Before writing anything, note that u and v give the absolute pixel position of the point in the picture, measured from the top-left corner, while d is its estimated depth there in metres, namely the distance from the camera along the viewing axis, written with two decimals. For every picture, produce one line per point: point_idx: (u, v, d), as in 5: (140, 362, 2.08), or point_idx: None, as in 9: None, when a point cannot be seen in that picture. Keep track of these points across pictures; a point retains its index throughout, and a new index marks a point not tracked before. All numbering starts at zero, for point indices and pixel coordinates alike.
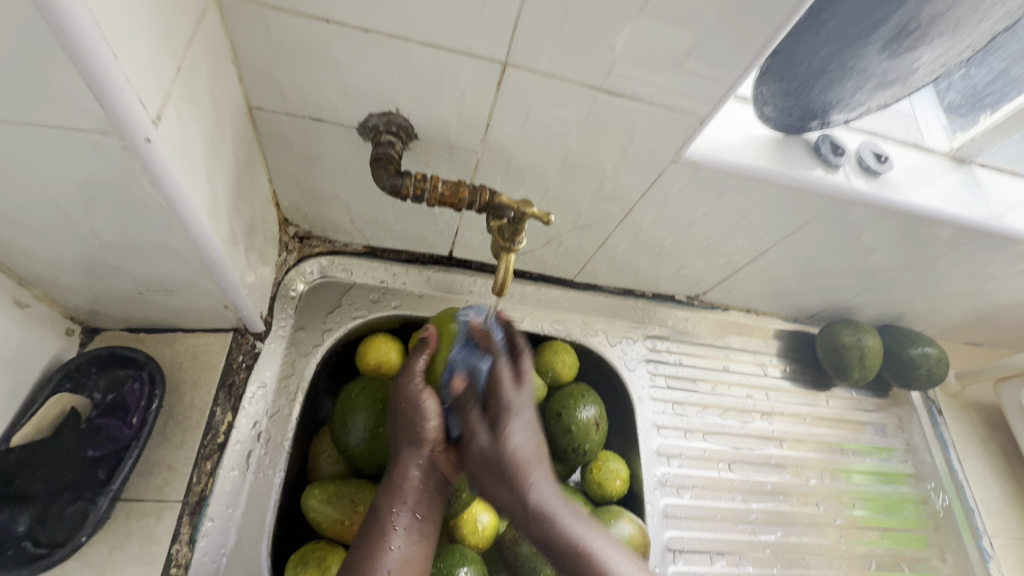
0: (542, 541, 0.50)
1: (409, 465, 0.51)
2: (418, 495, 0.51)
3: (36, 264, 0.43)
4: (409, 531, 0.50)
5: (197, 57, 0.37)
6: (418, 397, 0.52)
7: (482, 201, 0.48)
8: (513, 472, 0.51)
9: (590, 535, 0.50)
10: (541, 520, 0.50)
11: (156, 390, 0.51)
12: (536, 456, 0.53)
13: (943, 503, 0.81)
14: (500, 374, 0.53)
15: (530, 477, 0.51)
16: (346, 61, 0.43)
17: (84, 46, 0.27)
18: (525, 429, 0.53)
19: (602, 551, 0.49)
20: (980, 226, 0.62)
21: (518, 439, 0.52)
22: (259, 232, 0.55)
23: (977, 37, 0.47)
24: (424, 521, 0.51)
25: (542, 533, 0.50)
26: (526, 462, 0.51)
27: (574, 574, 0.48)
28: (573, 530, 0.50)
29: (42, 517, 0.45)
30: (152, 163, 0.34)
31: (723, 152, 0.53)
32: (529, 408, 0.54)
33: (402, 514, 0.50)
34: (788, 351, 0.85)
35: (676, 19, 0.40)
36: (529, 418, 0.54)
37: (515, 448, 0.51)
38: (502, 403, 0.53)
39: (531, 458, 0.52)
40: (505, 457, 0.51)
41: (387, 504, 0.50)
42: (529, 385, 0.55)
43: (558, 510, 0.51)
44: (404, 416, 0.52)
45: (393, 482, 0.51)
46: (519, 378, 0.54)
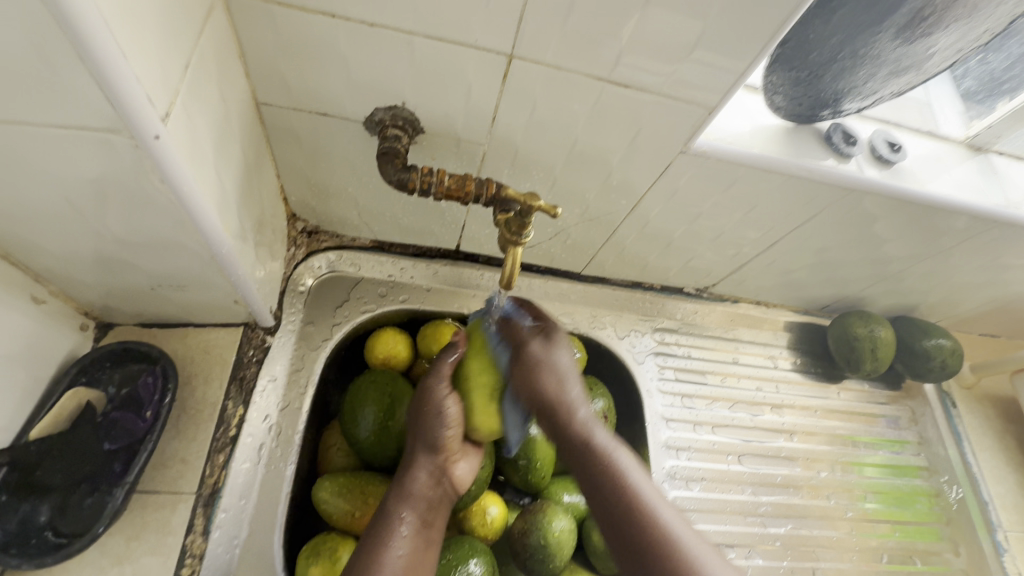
0: (577, 444, 0.50)
1: (420, 470, 0.52)
2: (426, 501, 0.51)
3: (50, 260, 0.44)
4: (415, 536, 0.49)
5: (204, 54, 0.37)
6: (440, 400, 0.54)
7: (489, 195, 0.48)
8: (558, 388, 0.52)
9: (621, 456, 0.49)
10: (579, 432, 0.51)
11: (169, 384, 0.52)
12: (578, 378, 0.54)
13: (956, 496, 0.80)
14: (525, 338, 0.54)
15: (569, 391, 0.52)
16: (351, 54, 0.43)
17: (93, 46, 0.27)
18: (575, 378, 0.53)
19: (633, 474, 0.48)
20: (996, 215, 0.61)
21: (569, 390, 0.52)
22: (268, 227, 0.55)
23: (995, 22, 0.46)
24: (431, 528, 0.51)
25: (575, 435, 0.51)
26: (566, 377, 0.53)
27: (609, 479, 0.47)
28: (606, 448, 0.50)
29: (62, 508, 0.46)
30: (163, 160, 0.34)
31: (732, 142, 0.53)
32: (569, 352, 0.55)
33: (409, 520, 0.49)
34: (799, 343, 0.84)
35: (684, 7, 0.39)
36: (572, 348, 0.56)
37: (559, 363, 0.53)
38: (530, 356, 0.53)
39: (570, 375, 0.53)
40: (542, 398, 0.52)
41: (395, 509, 0.50)
42: (563, 343, 0.55)
43: (604, 440, 0.50)
44: (422, 424, 0.54)
45: (404, 487, 0.51)
46: (555, 329, 0.56)
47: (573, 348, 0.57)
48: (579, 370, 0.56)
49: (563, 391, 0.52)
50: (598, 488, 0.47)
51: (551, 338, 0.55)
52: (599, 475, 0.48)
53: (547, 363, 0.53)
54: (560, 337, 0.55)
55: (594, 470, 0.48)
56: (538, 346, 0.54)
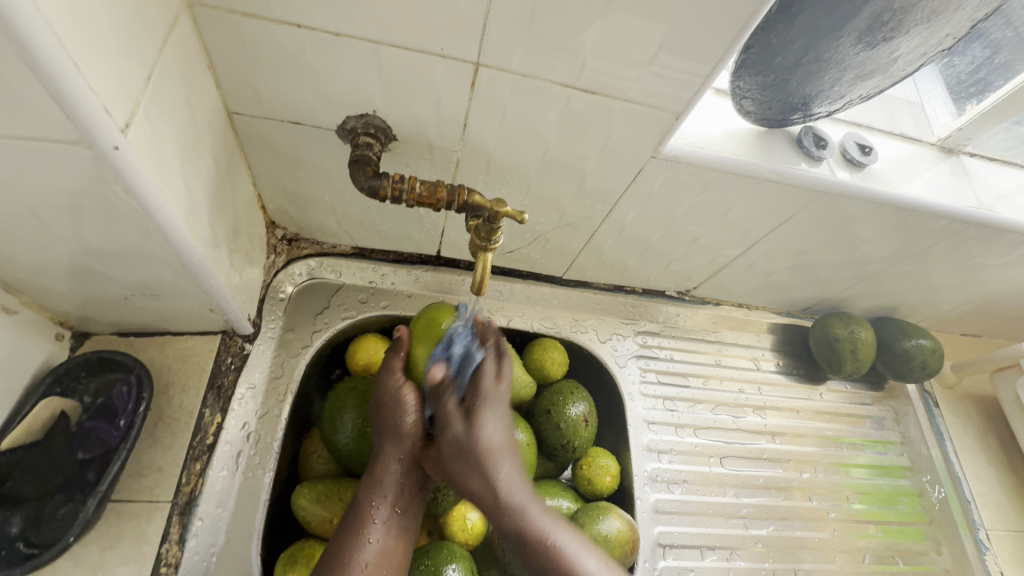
0: (514, 534, 0.52)
1: (390, 459, 0.54)
2: (396, 489, 0.53)
3: (22, 270, 0.44)
4: (387, 525, 0.52)
5: (168, 64, 0.37)
6: (398, 390, 0.54)
7: (461, 201, 0.48)
8: (484, 467, 0.53)
9: (559, 533, 0.52)
10: (506, 512, 0.52)
11: (144, 393, 0.52)
12: (508, 450, 0.55)
13: (939, 496, 0.81)
14: (450, 419, 0.55)
15: (497, 469, 0.53)
16: (318, 63, 0.44)
17: (42, 59, 0.27)
18: (506, 459, 0.54)
19: (544, 525, 0.52)
20: (968, 216, 0.61)
21: (495, 474, 0.53)
22: (244, 235, 0.56)
23: (956, 26, 0.47)
24: (404, 514, 0.53)
25: (511, 523, 0.52)
26: (496, 456, 0.53)
27: (545, 563, 0.50)
28: (543, 526, 0.52)
29: (35, 519, 0.46)
30: (124, 170, 0.34)
31: (703, 146, 0.53)
32: (497, 422, 0.55)
33: (381, 508, 0.52)
34: (782, 344, 0.85)
35: (645, 15, 0.40)
36: (502, 414, 0.56)
37: (487, 441, 0.54)
38: (458, 443, 0.54)
39: (500, 451, 0.54)
40: (475, 455, 0.54)
41: (367, 499, 0.52)
42: (490, 413, 0.55)
43: (535, 514, 0.52)
44: (384, 413, 0.54)
45: (373, 476, 0.53)
46: (484, 403, 0.55)
47: (505, 409, 0.56)
48: (511, 429, 0.56)
49: (491, 472, 0.53)
50: (534, 561, 0.51)
51: (474, 416, 0.54)
52: (530, 547, 0.51)
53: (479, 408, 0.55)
54: (486, 401, 0.55)
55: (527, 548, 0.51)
56: (465, 430, 0.54)
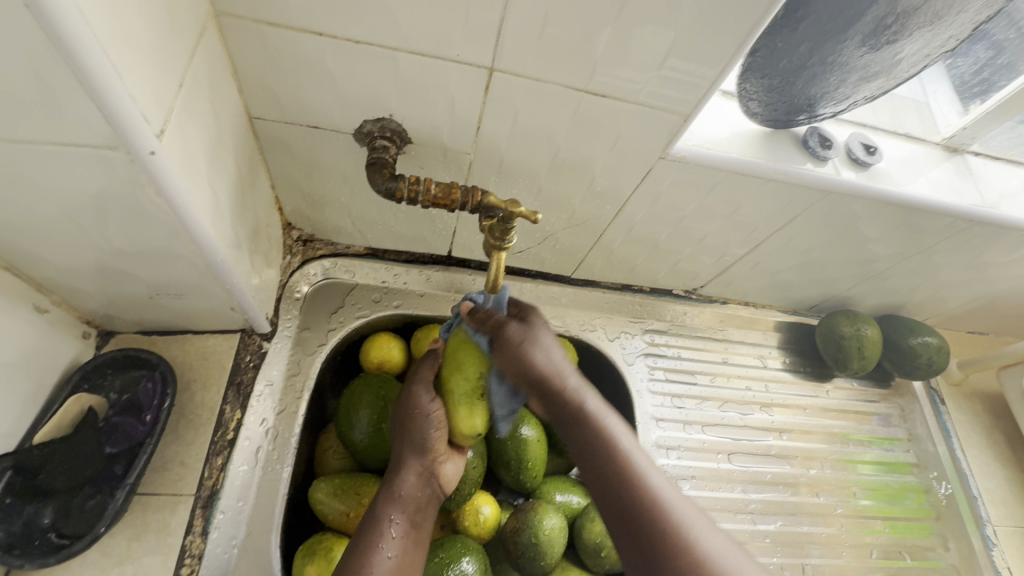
0: (580, 442, 0.49)
1: (409, 472, 0.54)
2: (415, 502, 0.54)
3: (54, 271, 0.46)
4: (403, 538, 0.52)
5: (197, 72, 0.39)
6: (422, 405, 0.55)
7: (474, 202, 0.50)
8: (547, 381, 0.51)
9: (627, 441, 0.48)
10: (580, 419, 0.50)
11: (168, 389, 0.54)
12: (568, 367, 0.52)
13: (946, 492, 0.81)
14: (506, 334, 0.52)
15: (563, 381, 0.51)
16: (338, 70, 0.45)
17: (89, 70, 0.29)
18: (568, 367, 0.52)
19: (622, 438, 0.48)
20: (972, 214, 0.62)
21: (562, 376, 0.51)
22: (263, 236, 0.57)
23: (959, 28, 0.48)
24: (419, 528, 0.53)
25: (587, 433, 0.49)
26: (558, 372, 0.51)
27: (607, 463, 0.46)
28: (614, 432, 0.48)
29: (65, 511, 0.48)
30: (157, 174, 0.36)
31: (711, 147, 0.54)
32: (553, 343, 0.53)
33: (399, 522, 0.52)
34: (789, 342, 0.85)
35: (653, 21, 0.41)
36: (553, 338, 0.54)
37: (544, 362, 0.51)
38: (516, 347, 0.51)
39: (559, 368, 0.52)
40: (537, 374, 0.51)
41: (385, 512, 0.52)
42: (546, 333, 0.53)
43: (607, 418, 0.49)
44: (408, 429, 0.55)
45: (392, 490, 0.54)
46: (537, 330, 0.53)
47: (554, 335, 0.55)
48: (569, 352, 0.54)
49: (556, 378, 0.51)
50: (602, 477, 0.46)
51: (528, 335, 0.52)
52: (597, 451, 0.47)
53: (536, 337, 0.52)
54: (537, 330, 0.53)
55: (594, 458, 0.47)
56: (518, 338, 0.51)
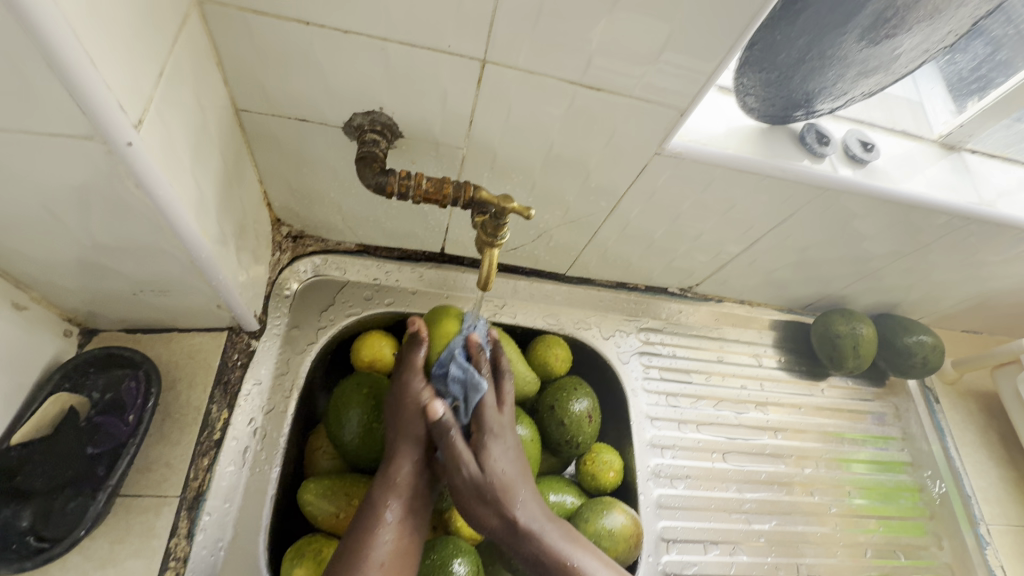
0: (531, 559, 0.53)
1: (405, 460, 0.54)
2: (411, 489, 0.53)
3: (33, 267, 0.44)
4: (400, 523, 0.51)
5: (179, 61, 0.38)
6: (416, 391, 0.55)
7: (466, 197, 0.49)
8: (501, 502, 0.53)
9: (580, 555, 0.53)
10: (531, 540, 0.53)
11: (152, 388, 0.53)
12: (522, 478, 0.55)
13: (939, 491, 0.81)
14: (482, 384, 0.56)
15: (517, 497, 0.54)
16: (326, 61, 0.44)
17: (60, 55, 0.28)
18: (519, 482, 0.55)
19: (565, 549, 0.53)
20: (969, 212, 0.62)
21: (512, 486, 0.54)
22: (250, 231, 0.56)
23: (958, 23, 0.47)
24: (416, 514, 0.53)
25: (530, 552, 0.53)
26: (512, 486, 0.54)
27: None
28: (563, 551, 0.53)
29: (45, 514, 0.46)
30: (137, 166, 0.35)
31: (707, 143, 0.53)
32: (505, 456, 0.55)
33: (396, 508, 0.52)
34: (784, 341, 0.85)
35: (650, 12, 0.40)
36: (511, 442, 0.56)
37: (500, 474, 0.54)
38: (470, 482, 0.54)
39: (516, 479, 0.54)
40: (482, 485, 0.53)
41: (381, 499, 0.52)
42: (498, 442, 0.55)
43: (552, 537, 0.53)
44: (400, 414, 0.55)
45: (388, 477, 0.53)
46: (491, 434, 0.55)
47: (511, 433, 0.57)
48: (520, 456, 0.56)
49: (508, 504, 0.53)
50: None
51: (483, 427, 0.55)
52: (554, 573, 0.52)
53: (486, 480, 0.53)
54: (496, 429, 0.55)
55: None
56: (477, 447, 0.54)
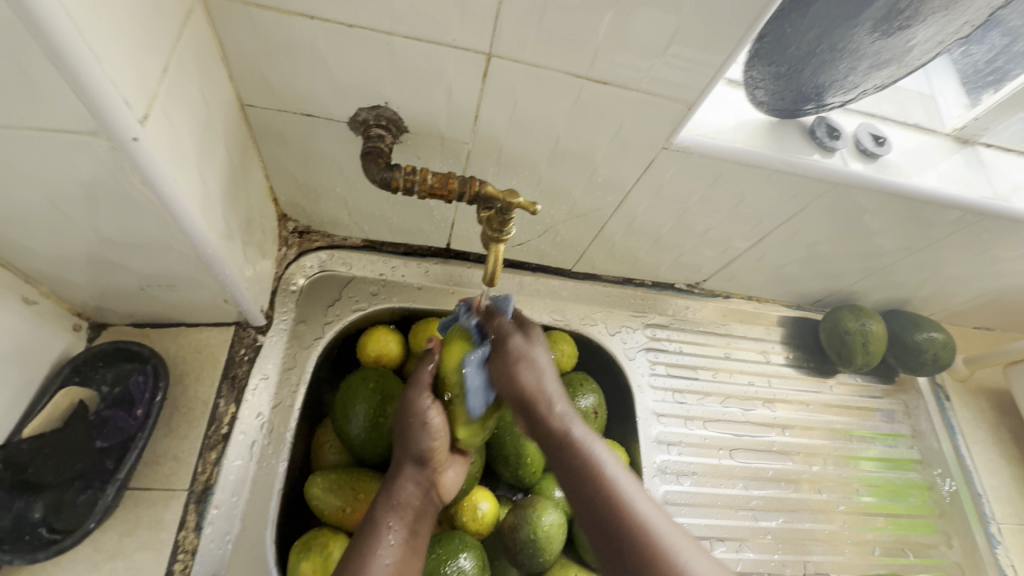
0: (573, 469, 0.50)
1: (408, 481, 0.53)
2: (414, 511, 0.52)
3: (42, 262, 0.45)
4: (403, 545, 0.50)
5: (184, 56, 0.38)
6: (421, 410, 0.53)
7: (472, 192, 0.48)
8: (535, 408, 0.51)
9: (609, 464, 0.50)
10: (565, 445, 0.50)
11: (160, 383, 0.53)
12: (561, 393, 0.52)
13: (949, 489, 0.80)
14: (479, 388, 0.51)
15: (552, 399, 0.51)
16: (331, 55, 0.44)
17: (65, 50, 0.28)
18: (559, 396, 0.52)
19: (608, 465, 0.50)
20: (983, 207, 0.61)
21: (548, 384, 0.51)
22: (256, 227, 0.56)
23: (974, 14, 0.46)
24: (418, 535, 0.52)
25: (574, 461, 0.50)
26: (546, 395, 0.51)
27: (600, 496, 0.48)
28: (594, 457, 0.50)
29: (57, 505, 0.47)
30: (142, 161, 0.35)
31: (715, 137, 0.53)
32: (548, 365, 0.52)
33: (398, 529, 0.51)
34: (792, 337, 0.84)
35: (657, 5, 0.40)
36: (544, 358, 0.53)
37: (538, 386, 0.51)
38: (516, 387, 0.51)
39: (549, 391, 0.51)
40: (521, 393, 0.51)
41: (383, 519, 0.51)
42: (541, 351, 0.53)
43: (590, 445, 0.51)
44: (405, 436, 0.53)
45: (392, 498, 0.52)
46: (522, 354, 0.51)
47: (547, 352, 0.53)
48: (561, 371, 0.54)
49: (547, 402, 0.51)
50: (581, 493, 0.49)
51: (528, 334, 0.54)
52: (584, 479, 0.49)
53: (526, 389, 0.51)
54: (529, 340, 0.53)
55: (577, 479, 0.49)
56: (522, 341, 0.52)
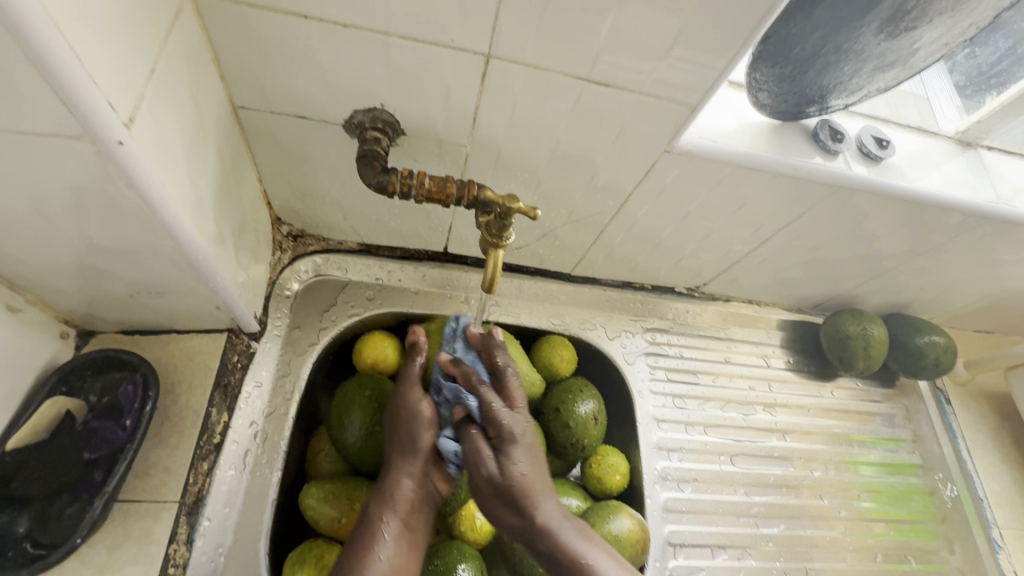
0: (547, 554, 0.51)
1: (403, 474, 0.52)
2: (409, 505, 0.52)
3: (26, 270, 0.44)
4: (397, 539, 0.50)
5: (173, 56, 0.37)
6: (413, 402, 0.55)
7: (470, 196, 0.47)
8: (519, 501, 0.51)
9: (594, 554, 0.51)
10: (547, 540, 0.51)
11: (150, 392, 0.51)
12: (540, 483, 0.52)
13: (951, 494, 0.80)
14: (481, 457, 0.51)
15: (535, 495, 0.51)
16: (326, 56, 0.42)
17: (44, 51, 0.26)
18: (540, 488, 0.52)
19: (582, 551, 0.51)
20: (986, 210, 0.60)
21: (529, 471, 0.52)
22: (249, 231, 0.55)
23: (980, 16, 0.45)
24: (414, 529, 0.51)
25: (547, 546, 0.51)
26: (533, 489, 0.51)
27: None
28: (577, 548, 0.51)
29: (42, 519, 0.46)
30: (129, 166, 0.34)
31: (717, 140, 0.52)
32: (528, 460, 0.52)
33: (392, 523, 0.50)
34: (792, 341, 0.84)
35: (660, 6, 0.39)
36: (531, 444, 0.53)
37: (520, 475, 0.51)
38: (488, 481, 0.51)
39: (535, 484, 0.52)
40: (501, 489, 0.51)
41: (377, 514, 0.50)
42: (518, 448, 0.52)
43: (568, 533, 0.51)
44: (398, 430, 0.54)
45: (386, 491, 0.52)
46: (509, 434, 0.52)
47: (530, 435, 0.54)
48: (539, 459, 0.54)
49: (530, 494, 0.51)
50: None
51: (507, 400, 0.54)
52: (563, 570, 0.50)
53: (505, 485, 0.51)
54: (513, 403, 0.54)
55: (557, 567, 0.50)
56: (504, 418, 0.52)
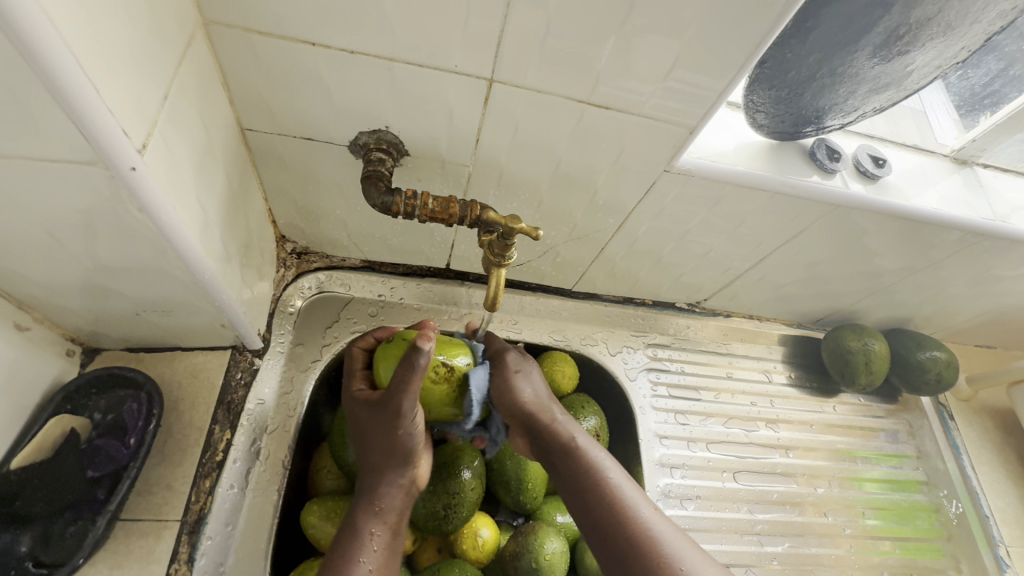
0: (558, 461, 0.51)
1: (391, 482, 0.50)
2: (397, 515, 0.50)
3: (36, 289, 0.44)
4: (385, 548, 0.48)
5: (184, 82, 0.38)
6: (406, 418, 0.48)
7: (473, 216, 0.48)
8: (534, 417, 0.53)
9: (597, 453, 0.51)
10: (559, 449, 0.51)
11: (155, 411, 0.52)
12: (552, 405, 0.55)
13: (956, 511, 0.79)
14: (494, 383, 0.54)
15: (551, 416, 0.53)
16: (332, 81, 0.44)
17: (62, 83, 0.27)
18: (552, 405, 0.55)
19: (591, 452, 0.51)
20: (983, 228, 0.61)
21: (547, 411, 0.54)
22: (255, 249, 0.56)
23: (972, 39, 0.46)
24: (398, 537, 0.50)
25: (558, 455, 0.51)
26: (540, 406, 0.54)
27: (579, 474, 0.50)
28: (585, 450, 0.51)
29: (44, 537, 0.46)
30: (140, 191, 0.34)
31: (716, 160, 0.53)
32: (535, 384, 0.55)
33: (380, 533, 0.48)
34: (794, 356, 0.84)
35: (659, 33, 0.40)
36: (539, 379, 0.56)
37: (524, 395, 0.54)
38: (502, 399, 0.54)
39: (543, 403, 0.54)
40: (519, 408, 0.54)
41: (365, 523, 0.48)
42: (530, 374, 0.56)
43: (595, 450, 0.52)
44: (384, 438, 0.49)
45: (373, 500, 0.49)
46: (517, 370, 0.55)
47: (540, 376, 0.57)
48: (549, 392, 0.56)
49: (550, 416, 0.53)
50: (572, 488, 0.50)
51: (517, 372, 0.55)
52: (573, 470, 0.50)
53: (515, 392, 0.54)
54: (518, 367, 0.55)
55: (572, 479, 0.50)
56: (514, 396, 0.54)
